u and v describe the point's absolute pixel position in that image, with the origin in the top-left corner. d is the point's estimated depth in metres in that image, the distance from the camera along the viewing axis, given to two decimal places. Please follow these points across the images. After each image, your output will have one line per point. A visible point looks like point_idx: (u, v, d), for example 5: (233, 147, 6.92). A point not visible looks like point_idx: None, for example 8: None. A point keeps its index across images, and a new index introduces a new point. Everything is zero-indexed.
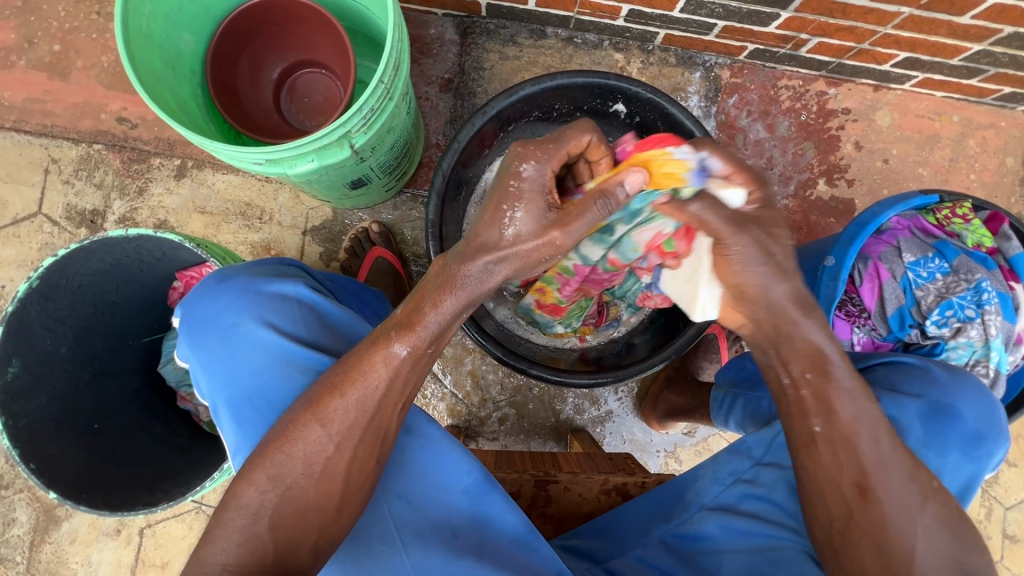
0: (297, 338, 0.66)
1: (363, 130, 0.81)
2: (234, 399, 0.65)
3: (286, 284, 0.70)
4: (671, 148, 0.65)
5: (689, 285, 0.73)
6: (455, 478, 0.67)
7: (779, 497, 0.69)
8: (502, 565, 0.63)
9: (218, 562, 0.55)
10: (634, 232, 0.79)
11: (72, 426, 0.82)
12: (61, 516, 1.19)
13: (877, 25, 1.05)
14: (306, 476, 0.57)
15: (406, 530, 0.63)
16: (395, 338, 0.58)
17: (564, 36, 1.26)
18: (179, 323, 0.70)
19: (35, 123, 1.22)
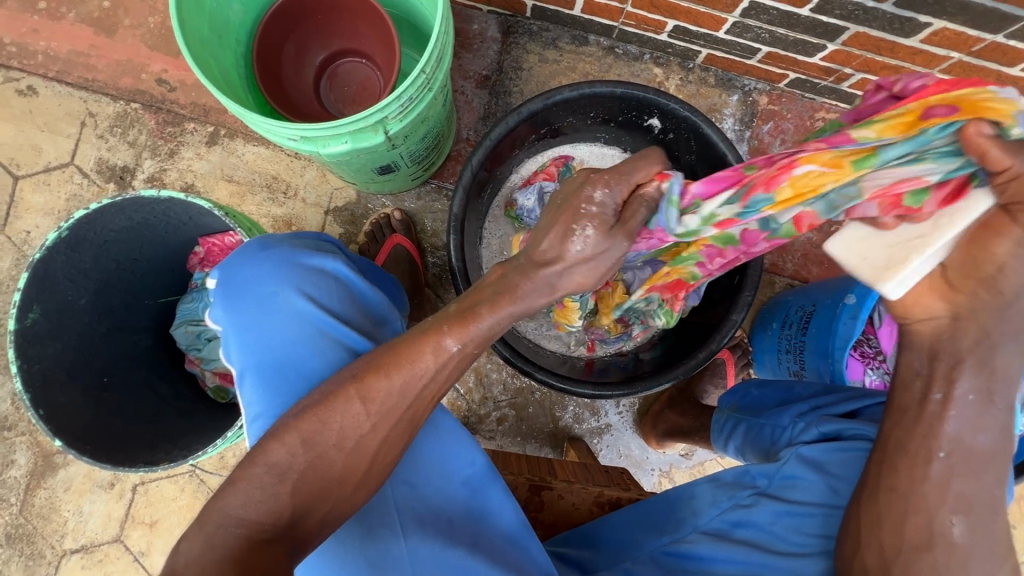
0: (333, 313, 0.67)
1: (398, 117, 0.81)
2: (265, 367, 0.66)
3: (325, 258, 0.70)
4: (995, 85, 0.47)
5: (901, 251, 0.53)
6: (457, 467, 0.68)
7: (780, 529, 0.68)
8: (494, 559, 0.63)
9: (233, 514, 0.53)
10: (880, 174, 0.53)
11: (84, 376, 0.83)
12: (59, 464, 1.20)
13: (924, 67, 1.03)
14: (338, 450, 0.56)
15: (405, 514, 0.63)
16: (447, 331, 0.54)
17: (606, 45, 1.26)
18: (215, 286, 0.70)
19: (77, 75, 1.24)
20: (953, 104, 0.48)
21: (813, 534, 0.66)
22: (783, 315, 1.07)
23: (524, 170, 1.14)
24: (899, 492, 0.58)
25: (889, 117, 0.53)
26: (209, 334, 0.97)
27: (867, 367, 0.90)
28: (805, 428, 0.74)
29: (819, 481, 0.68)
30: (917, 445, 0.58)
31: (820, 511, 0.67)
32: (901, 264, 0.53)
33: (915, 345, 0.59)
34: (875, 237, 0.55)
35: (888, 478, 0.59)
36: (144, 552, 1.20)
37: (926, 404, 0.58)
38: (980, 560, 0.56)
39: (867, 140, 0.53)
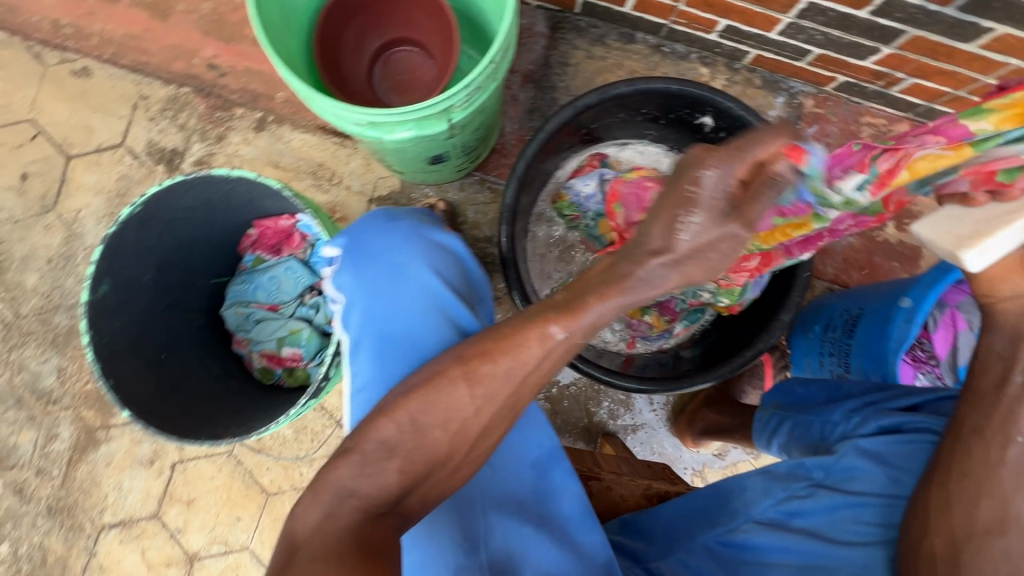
0: (454, 289, 0.73)
1: (463, 106, 0.82)
2: (386, 332, 0.71)
3: (447, 236, 0.78)
4: None
5: (986, 225, 0.55)
6: (527, 449, 0.71)
7: (839, 520, 0.67)
8: (558, 540, 0.67)
9: (343, 484, 0.57)
10: (993, 153, 0.55)
11: (146, 351, 0.84)
12: (101, 439, 1.22)
13: (980, 73, 1.03)
14: (444, 432, 0.58)
15: (481, 494, 0.67)
16: (554, 320, 0.54)
17: (653, 44, 1.26)
18: (343, 251, 0.76)
19: (131, 58, 1.26)
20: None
21: (873, 523, 0.65)
22: (826, 318, 1.07)
23: (570, 165, 1.15)
24: (973, 477, 0.58)
25: (1002, 106, 0.53)
26: (258, 316, 0.99)
27: (919, 371, 0.90)
28: (863, 422, 0.74)
29: (878, 471, 0.67)
30: (996, 429, 0.58)
31: (880, 500, 0.66)
32: (986, 235, 0.54)
33: (1000, 325, 0.61)
34: (965, 213, 0.58)
35: (963, 461, 0.59)
36: (181, 529, 1.22)
37: (1007, 387, 0.59)
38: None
39: (984, 132, 0.54)
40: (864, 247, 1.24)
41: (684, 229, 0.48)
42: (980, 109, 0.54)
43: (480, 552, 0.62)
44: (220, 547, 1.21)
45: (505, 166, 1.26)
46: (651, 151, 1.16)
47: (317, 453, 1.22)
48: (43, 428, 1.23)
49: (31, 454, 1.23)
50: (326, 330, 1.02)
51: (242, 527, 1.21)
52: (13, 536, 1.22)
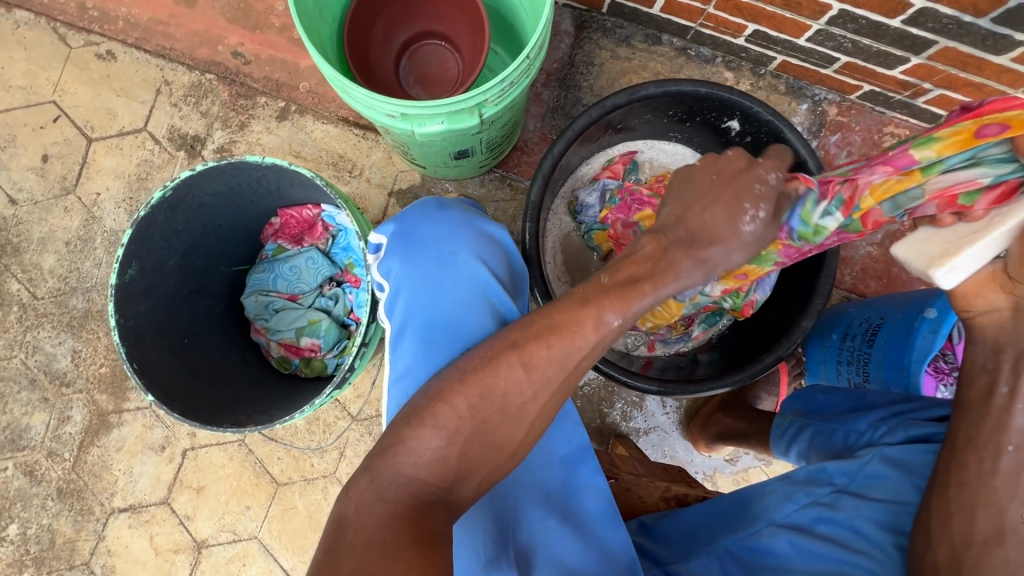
0: (500, 279, 0.73)
1: (496, 102, 0.82)
2: (432, 320, 0.71)
3: (495, 228, 0.78)
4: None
5: (953, 245, 0.60)
6: (557, 445, 0.72)
7: (862, 526, 0.66)
8: (580, 535, 0.67)
9: (408, 475, 0.58)
10: (942, 178, 0.63)
11: (170, 335, 0.84)
12: (112, 423, 1.22)
13: (1009, 86, 1.02)
14: (501, 416, 0.59)
15: (512, 487, 0.69)
16: (609, 307, 0.56)
17: (678, 46, 1.26)
18: (392, 239, 0.76)
19: (155, 43, 1.26)
20: (1003, 123, 0.58)
21: (884, 529, 0.65)
22: (844, 327, 1.06)
23: (593, 163, 1.14)
24: (970, 486, 0.58)
25: (947, 134, 0.62)
26: (278, 305, 0.99)
27: (940, 383, 0.90)
28: (890, 431, 0.74)
29: (901, 479, 0.68)
30: (986, 437, 0.58)
31: (896, 505, 0.66)
32: (953, 254, 0.59)
33: (981, 337, 0.62)
34: (934, 233, 0.64)
35: (959, 471, 0.59)
36: (190, 516, 1.21)
37: (992, 399, 0.59)
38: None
39: (928, 159, 0.64)
40: (883, 257, 1.24)
41: (749, 222, 0.60)
42: (927, 140, 0.64)
43: (508, 543, 0.64)
44: (228, 536, 1.21)
45: (526, 164, 1.26)
46: (675, 150, 1.16)
47: (330, 444, 1.22)
48: (56, 410, 1.23)
49: (42, 436, 1.23)
50: (345, 321, 1.02)
51: (251, 516, 1.21)
52: (23, 517, 1.22)
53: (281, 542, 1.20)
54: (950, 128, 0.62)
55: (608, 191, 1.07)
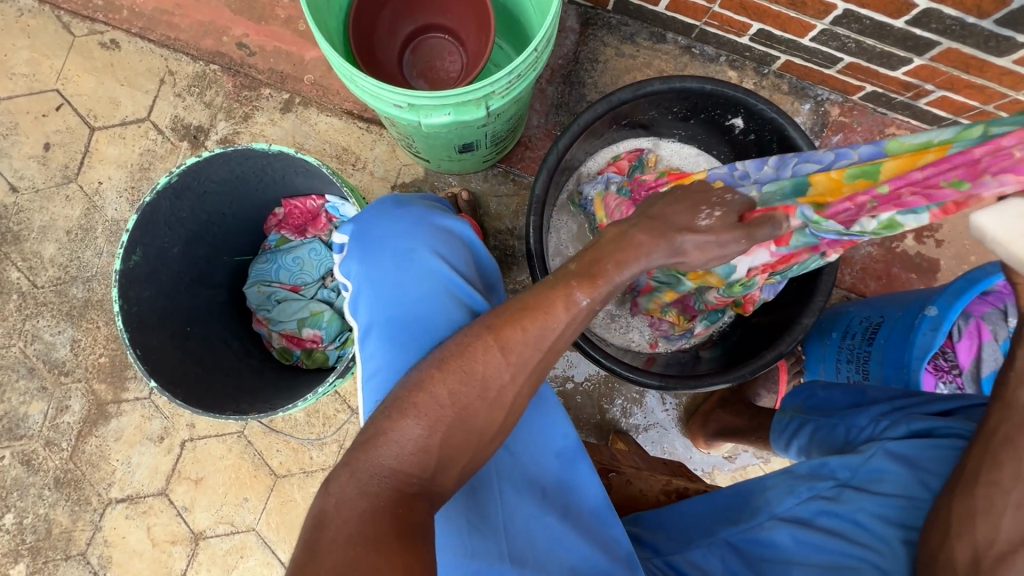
0: (461, 273, 0.69)
1: (502, 94, 0.82)
2: (392, 320, 0.67)
3: (454, 221, 0.74)
4: None
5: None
6: (551, 439, 0.72)
7: (866, 520, 0.65)
8: (583, 531, 0.67)
9: (388, 465, 0.58)
10: None
11: (172, 322, 0.84)
12: (111, 414, 1.22)
13: (1010, 88, 1.03)
14: (482, 401, 0.60)
15: (503, 480, 0.67)
16: (577, 287, 0.60)
17: (683, 44, 1.26)
18: (350, 238, 0.73)
19: (159, 33, 1.25)
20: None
21: (893, 523, 0.63)
22: (844, 325, 1.07)
23: (599, 158, 1.14)
24: (1002, 486, 0.55)
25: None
26: (280, 296, 0.99)
27: (940, 380, 0.90)
28: (893, 424, 0.73)
29: (907, 475, 0.66)
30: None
31: (907, 501, 0.64)
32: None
33: None
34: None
35: (991, 470, 0.56)
36: (188, 507, 1.21)
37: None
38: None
39: None
40: (883, 257, 1.24)
41: (705, 219, 0.63)
42: None
43: (501, 537, 0.63)
44: (226, 527, 1.20)
45: (529, 159, 1.26)
46: (683, 151, 1.17)
47: (330, 437, 1.22)
48: (54, 399, 1.22)
49: (40, 425, 1.22)
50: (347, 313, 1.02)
51: (249, 508, 1.21)
52: (19, 507, 1.21)
53: (279, 534, 1.19)
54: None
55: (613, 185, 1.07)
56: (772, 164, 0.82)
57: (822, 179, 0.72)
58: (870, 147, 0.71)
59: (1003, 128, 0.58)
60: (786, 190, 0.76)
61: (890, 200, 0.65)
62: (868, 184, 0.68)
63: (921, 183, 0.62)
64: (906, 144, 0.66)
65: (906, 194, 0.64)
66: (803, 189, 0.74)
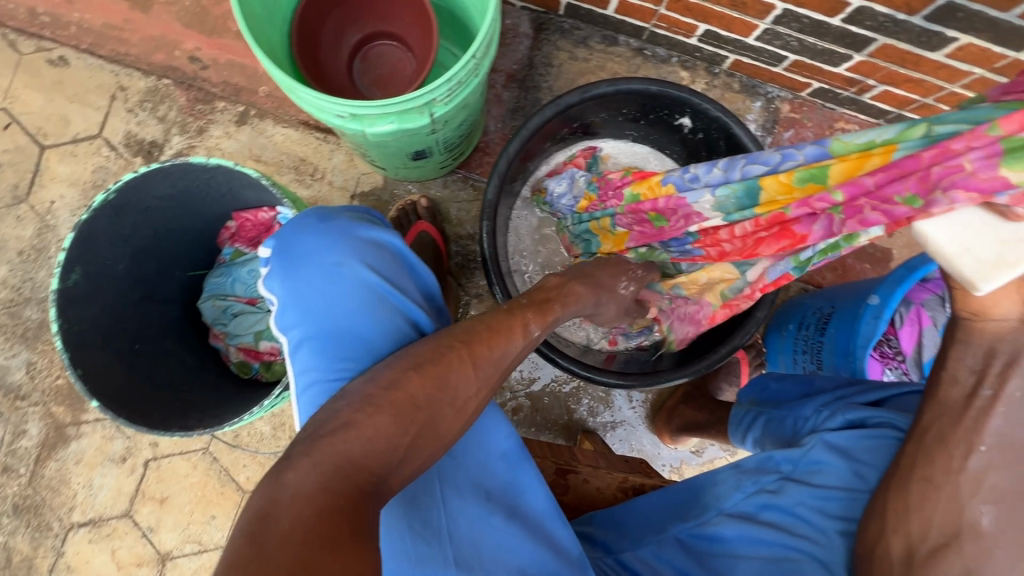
0: (393, 282, 0.71)
1: (444, 101, 0.82)
2: (326, 333, 0.68)
3: (381, 232, 0.74)
4: None
5: (1015, 249, 0.46)
6: (496, 442, 0.74)
7: (804, 511, 0.67)
8: (529, 531, 0.69)
9: (342, 451, 0.57)
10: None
11: (117, 341, 0.83)
12: (70, 436, 1.19)
13: (946, 81, 1.06)
14: (453, 411, 0.64)
15: (447, 485, 0.68)
16: (532, 319, 0.72)
17: (635, 47, 1.28)
18: (274, 254, 0.72)
19: (109, 49, 1.24)
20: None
21: (835, 515, 0.66)
22: (800, 317, 1.10)
23: (554, 161, 1.15)
24: (934, 483, 0.56)
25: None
26: (236, 309, 0.98)
27: (886, 367, 0.93)
28: (831, 415, 0.75)
29: (843, 465, 0.68)
30: (960, 436, 0.56)
31: (848, 494, 0.66)
32: (1013, 264, 0.45)
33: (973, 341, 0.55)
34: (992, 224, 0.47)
35: (925, 466, 0.57)
36: (153, 528, 1.19)
37: (974, 400, 0.55)
38: (1009, 550, 0.54)
39: None
40: None
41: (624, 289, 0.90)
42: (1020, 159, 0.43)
43: (445, 544, 0.64)
44: (194, 546, 1.19)
45: (488, 164, 1.27)
46: (636, 150, 1.18)
47: None
48: (10, 424, 1.19)
49: None
50: None
51: (217, 525, 1.19)
52: None
53: None
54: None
55: (578, 180, 1.06)
56: (721, 164, 0.74)
57: (773, 183, 0.67)
58: (814, 146, 0.63)
59: (948, 126, 0.51)
60: (741, 195, 0.72)
61: (853, 210, 0.61)
62: (819, 189, 0.63)
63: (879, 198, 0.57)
64: (849, 146, 0.59)
65: (864, 207, 0.60)
66: (756, 195, 0.70)
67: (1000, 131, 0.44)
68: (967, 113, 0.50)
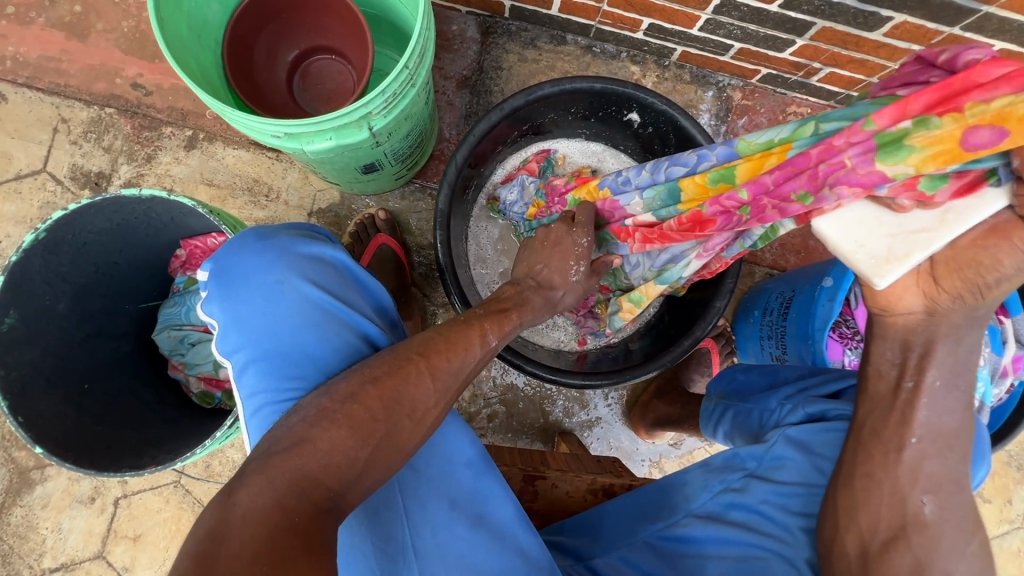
0: (339, 296, 0.70)
1: (382, 113, 0.82)
2: (273, 353, 0.68)
3: (323, 247, 0.73)
4: None
5: (902, 243, 0.52)
6: (459, 450, 0.72)
7: (769, 509, 0.68)
8: (494, 539, 0.68)
9: (298, 464, 0.56)
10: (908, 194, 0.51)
11: (63, 384, 0.82)
12: (35, 480, 1.16)
13: (888, 60, 1.07)
14: (411, 421, 0.62)
15: (409, 497, 0.67)
16: (489, 327, 0.71)
17: (584, 44, 1.28)
18: (212, 277, 0.70)
19: (48, 81, 1.21)
20: (998, 128, 0.44)
21: (797, 513, 0.67)
22: (764, 303, 1.10)
23: (509, 164, 1.14)
24: (874, 477, 0.59)
25: (924, 142, 0.47)
26: (194, 338, 0.95)
27: (846, 347, 0.95)
28: (792, 409, 0.75)
29: (804, 461, 0.69)
30: (892, 431, 0.59)
31: (806, 489, 0.67)
32: (902, 258, 0.52)
33: (890, 334, 0.60)
34: (882, 218, 0.53)
35: (865, 463, 0.60)
36: (128, 567, 1.16)
37: (898, 392, 0.59)
38: (951, 535, 0.57)
39: (902, 174, 0.49)
40: (799, 232, 1.27)
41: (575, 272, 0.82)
42: (898, 151, 0.49)
43: (409, 556, 0.64)
44: None
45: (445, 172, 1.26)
46: (591, 149, 1.18)
47: None
48: None
49: None
50: None
51: None
52: None
53: None
54: (927, 132, 0.47)
55: (528, 187, 1.06)
56: (648, 167, 0.77)
57: (690, 184, 0.70)
58: (724, 146, 0.67)
59: (833, 124, 0.57)
60: (665, 198, 0.75)
61: (756, 210, 0.63)
62: (729, 188, 0.65)
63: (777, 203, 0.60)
64: (752, 144, 0.63)
65: (767, 206, 0.61)
66: (677, 195, 0.73)
67: (875, 125, 0.50)
68: (846, 111, 0.56)
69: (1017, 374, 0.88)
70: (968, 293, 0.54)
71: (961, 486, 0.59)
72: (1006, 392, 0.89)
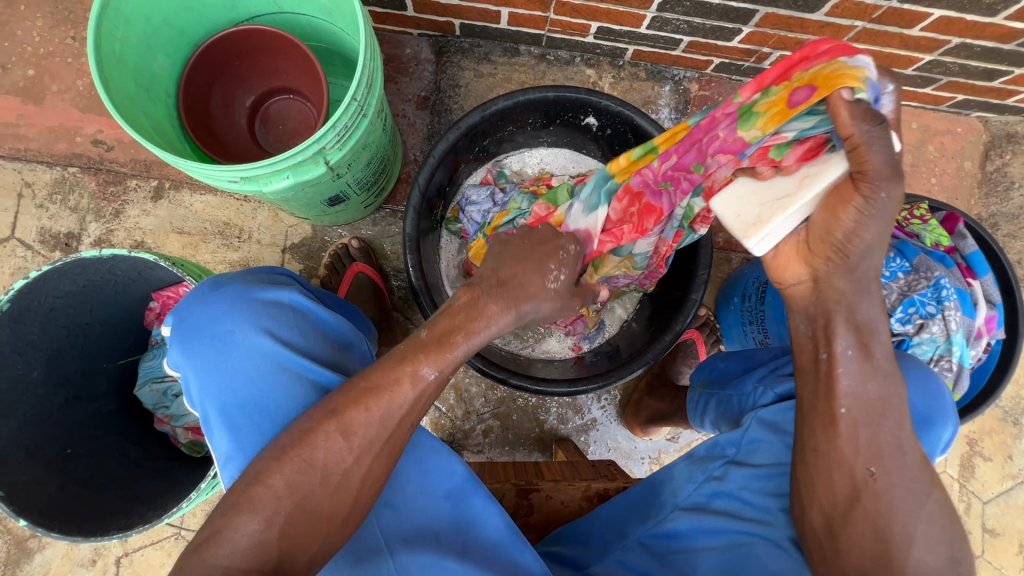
0: (293, 345, 0.70)
1: (336, 147, 0.82)
2: (228, 408, 0.68)
3: (280, 291, 0.73)
4: (846, 58, 0.54)
5: (767, 209, 0.59)
6: (439, 480, 0.72)
7: (749, 494, 0.69)
8: (482, 564, 0.68)
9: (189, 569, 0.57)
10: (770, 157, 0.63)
11: (44, 453, 0.82)
12: (33, 548, 1.15)
13: (834, 38, 1.09)
14: (322, 486, 0.60)
15: (393, 538, 0.67)
16: (424, 361, 0.61)
17: (537, 53, 1.30)
18: (170, 331, 0.72)
19: (7, 146, 1.21)
20: (810, 85, 0.55)
21: (773, 496, 0.68)
22: (742, 288, 1.10)
23: (477, 175, 1.15)
24: (821, 451, 0.60)
25: (765, 106, 0.61)
26: (175, 390, 0.95)
27: None
28: (763, 391, 0.75)
29: (777, 442, 0.69)
30: (822, 403, 0.60)
31: (777, 470, 0.68)
32: (763, 222, 0.58)
33: (794, 309, 0.63)
34: (754, 187, 0.62)
35: (810, 437, 0.61)
36: None
37: (818, 364, 0.61)
38: (903, 499, 0.57)
39: (755, 137, 0.62)
40: None
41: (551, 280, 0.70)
42: (750, 118, 0.63)
43: None
44: None
45: None
46: (558, 155, 1.20)
47: None
48: None
49: None
50: None
51: None
52: None
53: None
54: (767, 98, 0.61)
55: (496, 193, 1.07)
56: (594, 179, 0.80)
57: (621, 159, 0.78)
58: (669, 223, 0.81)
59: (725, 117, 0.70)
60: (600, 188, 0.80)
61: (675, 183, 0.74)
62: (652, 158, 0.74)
63: (689, 177, 0.72)
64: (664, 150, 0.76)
65: (680, 178, 0.73)
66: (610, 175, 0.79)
67: (741, 98, 0.63)
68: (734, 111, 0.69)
69: (993, 333, 0.90)
70: (833, 254, 0.57)
71: (902, 449, 0.58)
72: (983, 353, 0.90)
